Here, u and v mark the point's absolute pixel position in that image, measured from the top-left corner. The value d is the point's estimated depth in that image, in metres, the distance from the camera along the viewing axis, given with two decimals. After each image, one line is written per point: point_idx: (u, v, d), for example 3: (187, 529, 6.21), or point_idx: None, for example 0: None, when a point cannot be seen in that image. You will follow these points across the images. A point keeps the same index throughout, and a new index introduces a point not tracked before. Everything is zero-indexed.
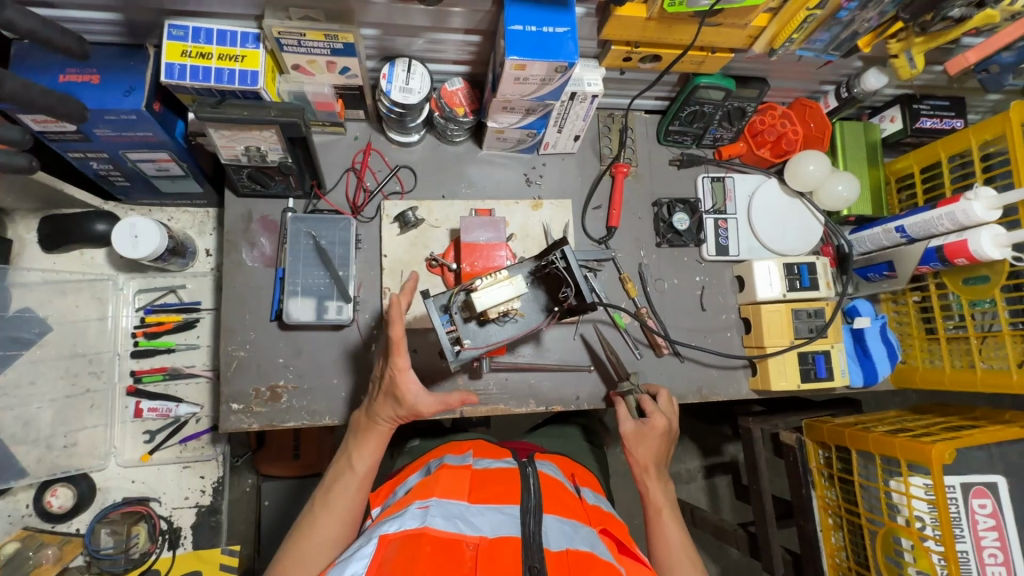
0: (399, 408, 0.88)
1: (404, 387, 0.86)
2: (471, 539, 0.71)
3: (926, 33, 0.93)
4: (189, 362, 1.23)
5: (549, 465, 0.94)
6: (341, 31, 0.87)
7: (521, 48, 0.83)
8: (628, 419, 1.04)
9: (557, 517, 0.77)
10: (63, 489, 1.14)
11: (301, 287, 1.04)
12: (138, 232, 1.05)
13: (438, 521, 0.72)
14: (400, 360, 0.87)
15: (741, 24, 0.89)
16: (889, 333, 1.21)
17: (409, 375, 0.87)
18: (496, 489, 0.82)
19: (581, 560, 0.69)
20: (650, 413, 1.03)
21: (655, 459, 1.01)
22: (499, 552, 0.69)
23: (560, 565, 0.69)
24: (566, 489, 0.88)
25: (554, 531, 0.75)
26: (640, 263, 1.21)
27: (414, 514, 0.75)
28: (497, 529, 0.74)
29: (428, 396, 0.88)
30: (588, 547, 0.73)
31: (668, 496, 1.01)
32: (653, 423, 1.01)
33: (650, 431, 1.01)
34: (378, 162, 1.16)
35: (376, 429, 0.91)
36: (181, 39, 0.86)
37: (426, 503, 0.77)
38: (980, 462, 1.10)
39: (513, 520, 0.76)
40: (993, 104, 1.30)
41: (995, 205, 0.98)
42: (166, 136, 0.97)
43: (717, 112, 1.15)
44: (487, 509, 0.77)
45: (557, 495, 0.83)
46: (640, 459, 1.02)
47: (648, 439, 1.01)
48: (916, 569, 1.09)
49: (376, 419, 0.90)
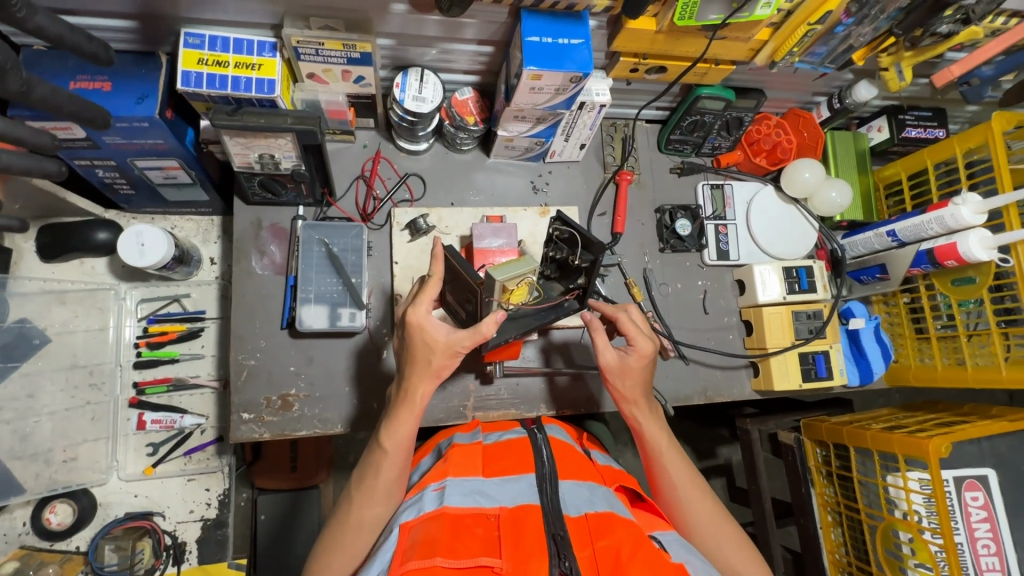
0: (428, 360, 0.81)
1: (429, 332, 0.80)
2: (493, 510, 0.73)
3: (915, 48, 0.99)
4: (194, 372, 1.20)
5: (558, 430, 0.96)
6: (359, 40, 0.89)
7: (538, 59, 0.86)
8: (610, 349, 0.94)
9: (573, 483, 0.79)
10: (62, 505, 1.11)
11: (313, 294, 1.04)
12: (144, 240, 1.04)
13: (456, 500, 0.73)
14: (422, 303, 0.81)
15: (745, 38, 0.93)
16: (882, 333, 1.26)
17: (433, 318, 0.81)
18: (510, 462, 0.84)
19: (601, 522, 0.70)
20: (634, 339, 0.93)
21: (643, 389, 0.94)
22: (521, 520, 0.70)
23: (580, 530, 0.70)
24: (577, 454, 0.89)
25: (570, 497, 0.76)
26: (645, 268, 1.24)
27: (432, 497, 0.75)
28: (516, 498, 0.75)
29: (456, 335, 0.80)
30: (606, 507, 0.74)
31: (663, 427, 0.94)
32: (639, 351, 0.93)
33: (635, 360, 0.93)
34: (387, 170, 1.17)
35: (406, 398, 0.82)
36: (197, 48, 0.87)
37: (442, 483, 0.77)
38: (971, 455, 1.16)
39: (531, 488, 0.77)
40: (971, 115, 1.37)
41: (981, 209, 1.03)
42: (177, 143, 0.96)
43: (717, 121, 1.19)
44: (503, 482, 0.79)
45: (571, 463, 0.84)
46: (625, 392, 0.94)
47: (633, 369, 0.93)
48: (916, 561, 1.13)
49: (406, 388, 0.82)
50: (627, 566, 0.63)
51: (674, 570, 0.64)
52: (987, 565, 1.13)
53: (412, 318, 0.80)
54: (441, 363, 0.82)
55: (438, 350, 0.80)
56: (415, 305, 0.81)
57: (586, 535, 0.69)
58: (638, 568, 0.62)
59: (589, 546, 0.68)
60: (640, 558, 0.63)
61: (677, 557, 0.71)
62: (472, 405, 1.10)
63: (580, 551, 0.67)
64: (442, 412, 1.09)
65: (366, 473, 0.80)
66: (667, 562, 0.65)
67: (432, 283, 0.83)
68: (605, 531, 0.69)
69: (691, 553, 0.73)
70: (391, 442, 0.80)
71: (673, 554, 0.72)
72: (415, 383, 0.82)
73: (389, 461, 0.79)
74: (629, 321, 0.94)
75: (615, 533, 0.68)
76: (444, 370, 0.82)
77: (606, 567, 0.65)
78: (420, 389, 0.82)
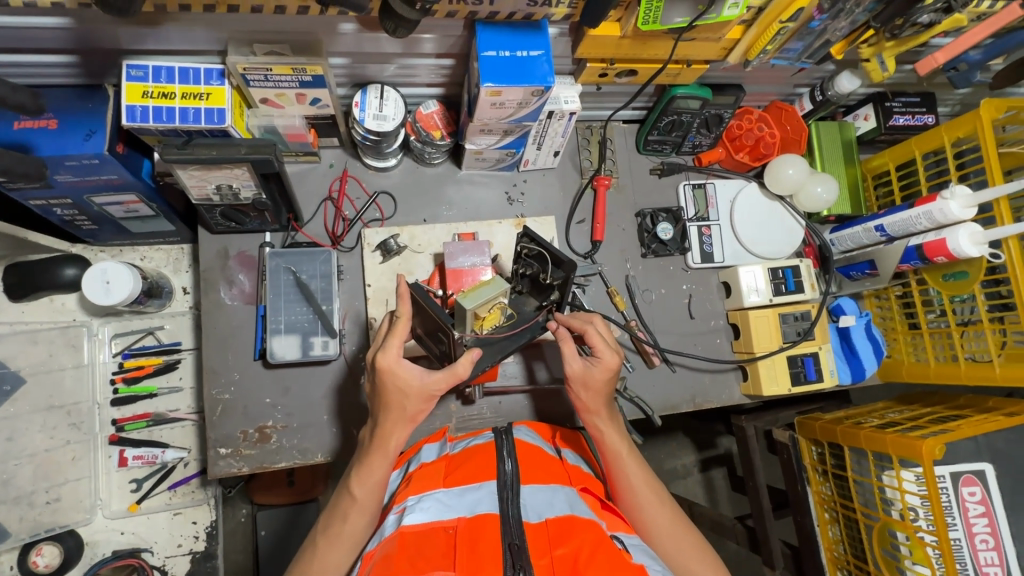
0: (402, 405, 0.80)
1: (402, 376, 0.79)
2: (450, 522, 0.70)
3: (896, 38, 0.94)
4: (172, 406, 1.22)
5: (524, 432, 0.90)
6: (309, 64, 0.84)
7: (496, 75, 0.82)
8: (576, 358, 0.89)
9: (536, 486, 0.76)
10: (48, 548, 1.12)
11: (283, 324, 1.02)
12: (109, 277, 1.02)
13: (413, 517, 0.70)
14: (393, 345, 0.80)
15: (716, 37, 0.89)
16: (874, 330, 1.22)
17: (405, 361, 0.80)
18: (473, 468, 0.80)
19: (561, 527, 0.67)
20: (600, 350, 0.89)
21: (605, 399, 0.90)
22: (479, 532, 0.67)
23: (539, 537, 0.67)
24: (545, 453, 0.85)
25: (531, 502, 0.73)
26: (627, 275, 1.21)
27: (392, 522, 0.73)
28: (474, 507, 0.72)
29: (432, 378, 0.80)
30: (567, 509, 0.71)
31: (624, 435, 0.90)
32: (604, 363, 0.88)
33: (600, 372, 0.88)
34: (356, 189, 1.13)
35: (379, 445, 0.81)
36: (140, 80, 0.83)
37: (403, 505, 0.75)
38: (966, 451, 1.11)
39: (492, 496, 0.74)
40: (962, 97, 1.32)
41: (970, 203, 0.99)
42: (133, 177, 0.93)
43: (695, 120, 1.14)
44: (464, 490, 0.75)
45: (535, 463, 0.80)
46: (587, 403, 0.90)
47: (597, 381, 0.88)
48: (912, 562, 1.10)
49: (380, 434, 0.81)
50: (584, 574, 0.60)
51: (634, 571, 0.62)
52: (986, 560, 1.08)
53: (382, 363, 0.79)
54: (416, 408, 0.81)
55: (412, 394, 0.80)
56: (385, 349, 0.80)
57: (545, 541, 0.66)
58: None
59: (547, 553, 0.65)
60: (598, 562, 0.61)
61: (637, 558, 0.68)
62: (454, 426, 1.08)
63: (537, 560, 0.64)
64: (424, 435, 1.07)
65: (333, 517, 0.80)
66: (627, 564, 0.63)
67: (401, 324, 0.82)
68: (564, 537, 0.66)
69: (652, 558, 0.70)
70: (361, 490, 0.79)
71: (633, 555, 0.68)
72: (390, 429, 0.81)
73: (358, 508, 0.79)
74: (598, 334, 0.90)
75: (575, 537, 0.66)
76: (419, 415, 0.82)
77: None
78: (396, 434, 0.81)
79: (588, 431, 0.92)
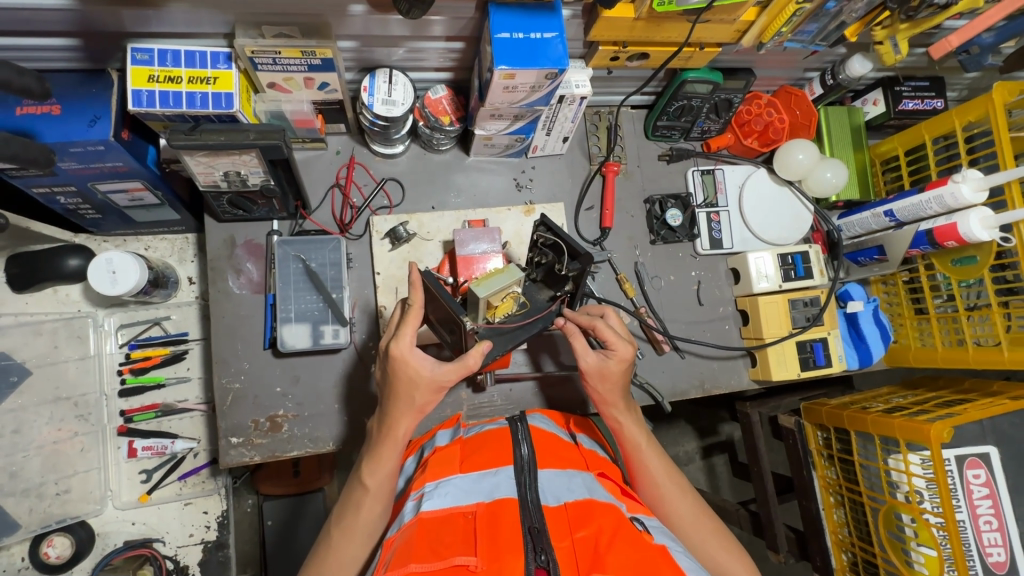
0: (411, 396, 0.80)
1: (413, 365, 0.79)
2: (469, 508, 0.69)
3: (911, 20, 0.93)
4: (181, 397, 1.22)
5: (539, 419, 0.90)
6: (318, 46, 0.83)
7: (509, 56, 0.81)
8: (589, 353, 0.89)
9: (553, 471, 0.75)
10: (59, 539, 1.13)
11: (293, 312, 1.01)
12: (115, 267, 1.00)
13: (433, 503, 0.70)
14: (406, 335, 0.80)
15: (730, 19, 0.88)
16: (881, 315, 1.22)
17: (417, 350, 0.80)
18: (489, 453, 0.80)
19: (581, 511, 0.67)
20: (613, 342, 0.88)
21: (621, 391, 0.90)
22: (499, 515, 0.66)
23: (559, 521, 0.67)
24: (561, 440, 0.84)
25: (548, 486, 0.72)
26: (636, 263, 1.20)
27: (411, 508, 0.72)
28: (493, 491, 0.71)
29: (442, 369, 0.80)
30: (586, 493, 0.70)
31: (641, 425, 0.90)
32: (619, 355, 0.88)
33: (615, 364, 0.88)
34: (363, 176, 1.12)
35: (388, 435, 0.81)
36: (146, 64, 0.81)
37: (421, 491, 0.74)
38: (971, 435, 1.05)
39: (510, 481, 0.73)
40: (970, 81, 1.33)
41: (982, 187, 0.98)
42: (138, 164, 0.91)
43: (705, 105, 1.13)
44: (481, 475, 0.75)
45: (551, 449, 0.80)
46: (605, 395, 0.89)
47: (613, 373, 0.88)
48: (918, 543, 1.04)
49: (388, 425, 0.81)
50: (605, 558, 0.60)
51: (654, 552, 0.61)
52: (989, 541, 1.04)
53: (395, 351, 0.79)
54: (424, 399, 0.81)
55: (422, 385, 0.80)
56: (399, 338, 0.80)
57: (565, 526, 0.66)
58: (617, 558, 0.59)
59: (567, 536, 0.64)
60: (617, 547, 0.60)
61: (658, 539, 0.68)
62: (466, 414, 1.08)
63: (558, 542, 0.64)
64: (435, 423, 1.07)
65: (345, 511, 0.80)
66: (648, 546, 0.62)
67: (414, 312, 0.81)
68: (584, 521, 0.66)
69: (673, 540, 0.70)
70: (372, 480, 0.79)
71: (654, 537, 0.68)
72: (398, 419, 0.80)
73: (370, 498, 0.79)
74: (608, 326, 0.89)
75: (594, 521, 0.65)
76: (427, 406, 0.82)
77: (584, 560, 0.62)
78: (404, 423, 0.81)
79: (606, 423, 0.92)
